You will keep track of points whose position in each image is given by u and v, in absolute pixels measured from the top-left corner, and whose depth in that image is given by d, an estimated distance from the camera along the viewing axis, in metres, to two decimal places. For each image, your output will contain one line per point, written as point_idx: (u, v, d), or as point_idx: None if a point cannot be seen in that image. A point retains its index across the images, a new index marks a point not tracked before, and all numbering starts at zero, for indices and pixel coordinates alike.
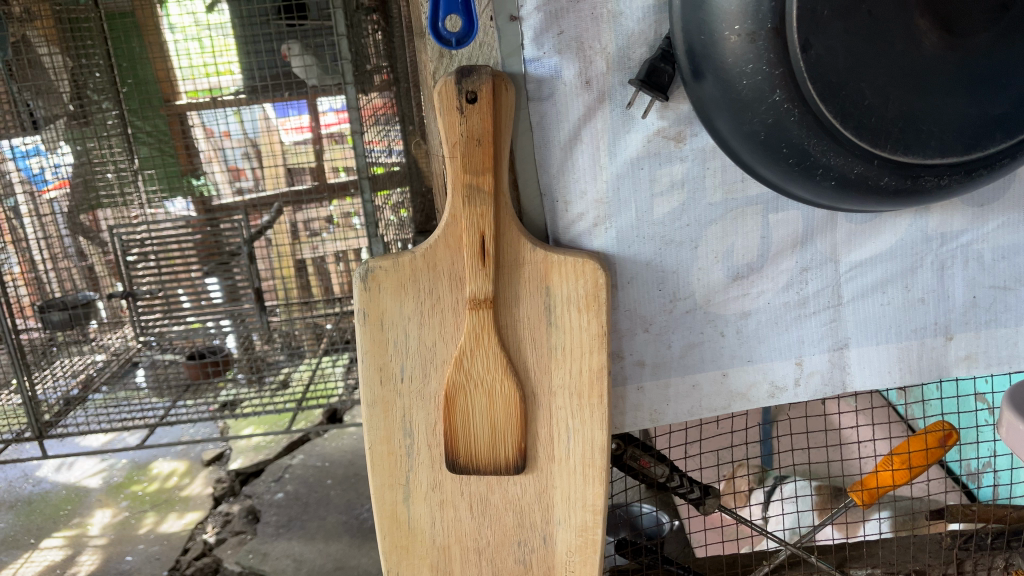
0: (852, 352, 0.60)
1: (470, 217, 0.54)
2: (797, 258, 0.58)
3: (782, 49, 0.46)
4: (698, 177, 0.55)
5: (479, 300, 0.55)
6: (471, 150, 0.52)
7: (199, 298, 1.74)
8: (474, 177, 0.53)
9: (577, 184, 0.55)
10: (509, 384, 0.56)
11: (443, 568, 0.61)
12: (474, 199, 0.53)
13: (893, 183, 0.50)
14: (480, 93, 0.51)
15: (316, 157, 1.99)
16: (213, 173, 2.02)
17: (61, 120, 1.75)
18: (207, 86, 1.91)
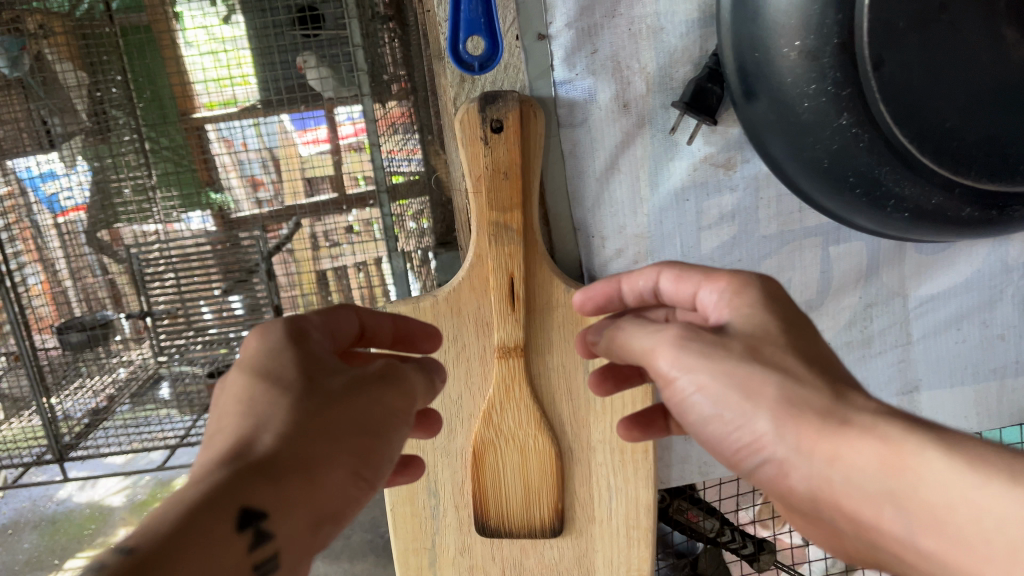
0: (924, 394, 0.55)
1: (498, 258, 0.48)
2: (861, 293, 0.52)
3: (850, 67, 0.41)
4: (751, 209, 0.49)
5: (507, 348, 0.50)
6: (498, 184, 0.47)
7: (223, 310, 1.17)
8: (502, 215, 0.47)
9: (615, 219, 0.50)
10: (545, 439, 0.51)
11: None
12: (503, 238, 0.48)
13: (976, 214, 0.44)
14: (507, 122, 0.46)
15: (335, 171, 1.22)
16: (234, 189, 1.26)
17: (79, 141, 1.14)
18: (219, 101, 1.20)
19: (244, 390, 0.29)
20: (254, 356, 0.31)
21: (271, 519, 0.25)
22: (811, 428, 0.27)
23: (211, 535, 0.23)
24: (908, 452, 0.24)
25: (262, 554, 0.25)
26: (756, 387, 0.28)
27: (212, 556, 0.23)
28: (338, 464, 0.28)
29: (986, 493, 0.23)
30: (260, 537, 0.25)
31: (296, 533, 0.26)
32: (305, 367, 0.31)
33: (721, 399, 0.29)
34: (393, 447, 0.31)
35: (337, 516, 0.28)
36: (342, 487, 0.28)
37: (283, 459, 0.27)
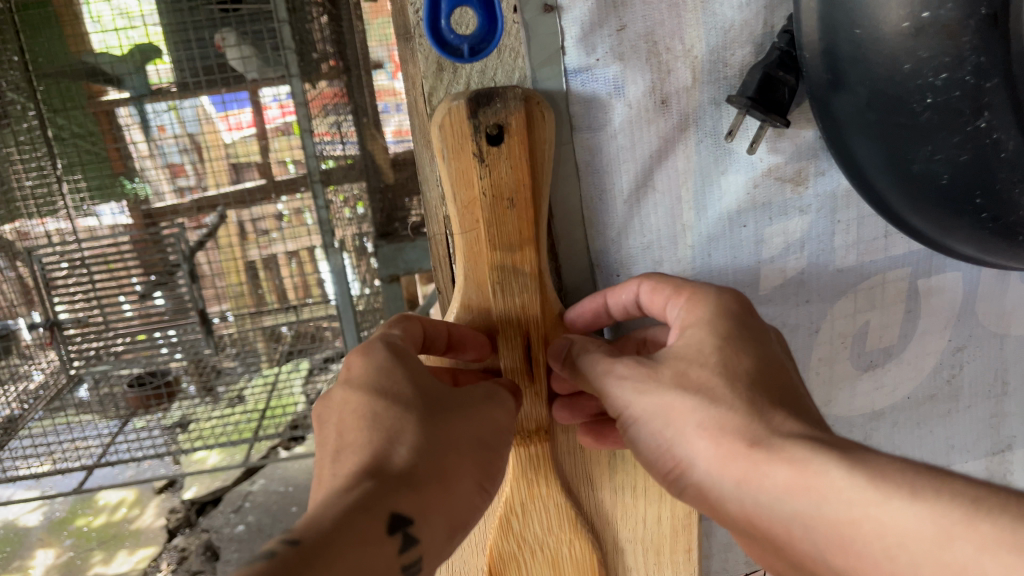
0: (1014, 453, 0.45)
1: (505, 315, 0.35)
2: (951, 336, 0.41)
3: (1000, 46, 0.29)
4: (824, 235, 0.38)
5: (526, 437, 0.36)
6: (501, 215, 0.33)
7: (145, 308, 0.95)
8: (509, 254, 0.34)
9: (648, 252, 0.37)
10: (579, 542, 0.39)
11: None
12: (511, 287, 0.35)
13: None
14: (514, 127, 0.32)
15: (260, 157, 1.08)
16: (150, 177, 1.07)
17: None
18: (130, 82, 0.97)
19: (366, 397, 0.27)
20: (364, 360, 0.28)
21: (415, 525, 0.24)
22: (732, 450, 0.25)
23: (368, 541, 0.22)
24: (813, 468, 0.23)
25: (408, 563, 0.24)
26: (675, 410, 0.27)
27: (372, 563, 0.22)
28: (465, 473, 0.27)
29: (886, 512, 0.21)
30: (406, 541, 0.24)
31: (434, 541, 0.25)
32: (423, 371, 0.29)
33: (648, 427, 0.28)
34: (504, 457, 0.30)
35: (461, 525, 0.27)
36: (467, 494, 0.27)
37: (418, 468, 0.25)
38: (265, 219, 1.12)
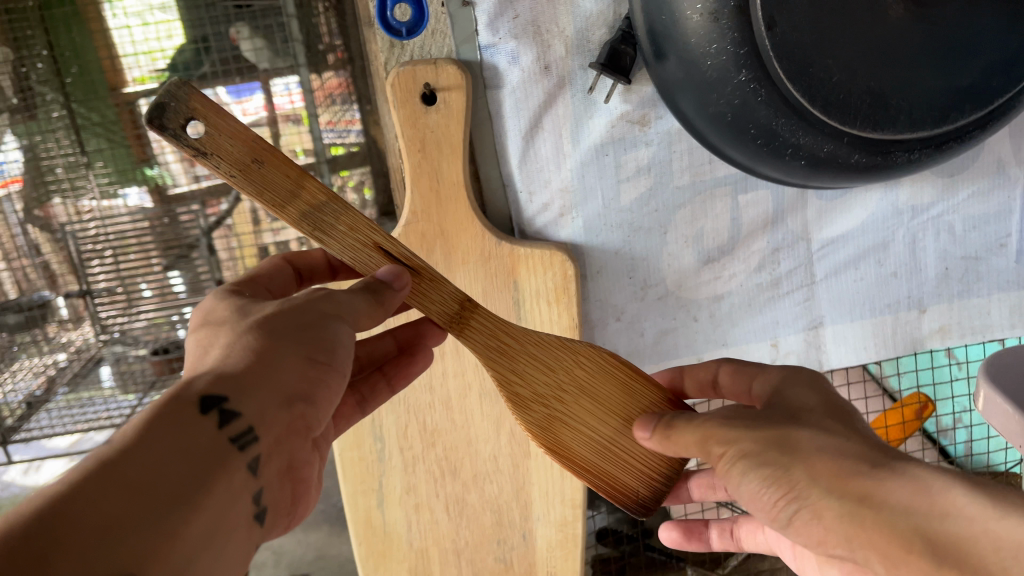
0: (827, 330, 0.60)
1: (352, 251, 0.37)
2: (768, 239, 0.57)
3: (747, 28, 0.44)
4: (664, 162, 0.53)
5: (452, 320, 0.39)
6: (262, 178, 0.34)
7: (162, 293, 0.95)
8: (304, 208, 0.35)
9: (540, 174, 0.53)
10: (593, 361, 0.40)
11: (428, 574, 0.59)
12: (330, 227, 0.36)
13: (863, 159, 0.49)
14: (199, 110, 0.33)
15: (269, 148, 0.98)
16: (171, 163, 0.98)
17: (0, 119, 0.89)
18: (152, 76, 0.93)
19: (201, 331, 0.32)
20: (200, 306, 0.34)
21: (233, 401, 0.28)
22: (853, 473, 0.29)
23: (177, 423, 0.26)
24: (932, 488, 0.27)
25: (236, 434, 0.28)
26: (796, 441, 0.31)
27: (186, 441, 0.26)
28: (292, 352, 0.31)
29: (1002, 525, 0.25)
30: (221, 417, 0.27)
31: (264, 410, 0.29)
32: (251, 305, 0.33)
33: (766, 457, 0.31)
34: (343, 334, 0.33)
35: (303, 395, 0.31)
36: (301, 370, 0.31)
37: (235, 363, 0.29)
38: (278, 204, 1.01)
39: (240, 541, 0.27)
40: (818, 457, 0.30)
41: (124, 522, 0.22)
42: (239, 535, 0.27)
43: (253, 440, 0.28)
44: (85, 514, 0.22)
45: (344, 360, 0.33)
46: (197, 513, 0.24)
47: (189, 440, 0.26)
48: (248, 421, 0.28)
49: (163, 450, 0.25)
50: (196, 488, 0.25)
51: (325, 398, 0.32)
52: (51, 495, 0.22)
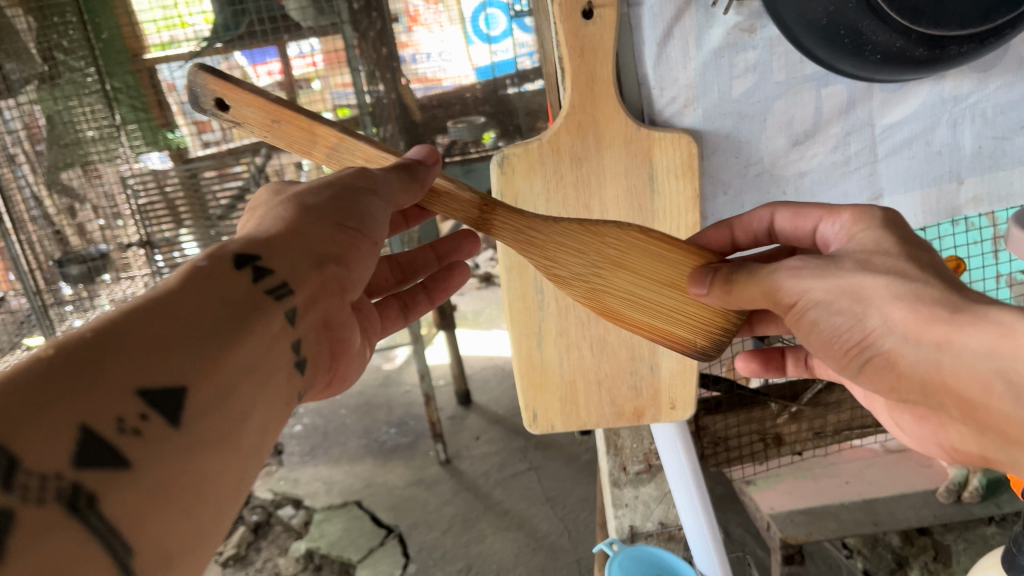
0: (886, 201, 0.75)
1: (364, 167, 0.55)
2: (842, 124, 0.72)
3: None
4: (767, 62, 0.68)
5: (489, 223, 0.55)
6: (281, 131, 0.52)
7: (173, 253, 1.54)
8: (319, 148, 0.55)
9: (671, 73, 0.68)
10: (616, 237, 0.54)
11: (574, 403, 0.76)
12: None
13: (925, 53, 0.64)
14: (220, 91, 0.51)
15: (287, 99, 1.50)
16: (182, 128, 1.49)
17: (35, 86, 1.38)
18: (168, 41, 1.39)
19: (266, 204, 0.48)
20: (272, 191, 0.51)
21: (266, 258, 0.41)
22: (930, 319, 0.40)
23: (219, 274, 0.39)
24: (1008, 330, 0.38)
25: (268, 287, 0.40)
26: (867, 294, 0.43)
27: (230, 287, 0.38)
28: (322, 224, 0.45)
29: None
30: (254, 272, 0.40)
31: (296, 269, 0.42)
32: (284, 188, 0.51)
33: (841, 307, 0.44)
34: (373, 209, 0.48)
35: (332, 260, 0.45)
36: (333, 238, 0.46)
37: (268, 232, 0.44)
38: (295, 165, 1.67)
39: (281, 370, 0.39)
40: (892, 307, 0.42)
41: (175, 339, 0.33)
42: (280, 370, 0.39)
43: (289, 293, 0.41)
44: (140, 331, 0.32)
45: (374, 227, 0.48)
46: (236, 346, 0.36)
47: (229, 288, 0.38)
48: (283, 277, 0.41)
49: (206, 294, 0.37)
50: (234, 328, 0.36)
51: (356, 259, 0.47)
52: (115, 318, 0.32)
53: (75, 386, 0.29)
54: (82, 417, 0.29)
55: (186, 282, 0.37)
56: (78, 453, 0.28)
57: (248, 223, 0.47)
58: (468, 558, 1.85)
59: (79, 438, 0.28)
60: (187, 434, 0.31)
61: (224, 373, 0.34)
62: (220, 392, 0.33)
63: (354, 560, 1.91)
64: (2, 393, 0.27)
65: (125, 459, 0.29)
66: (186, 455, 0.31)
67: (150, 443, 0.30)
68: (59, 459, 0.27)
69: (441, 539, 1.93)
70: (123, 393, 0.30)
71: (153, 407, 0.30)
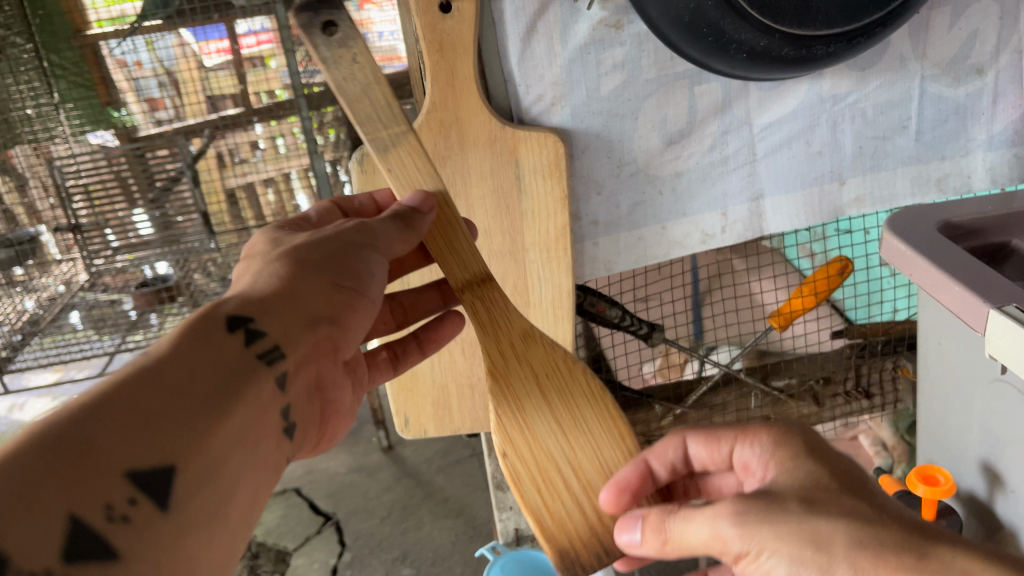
0: (767, 202, 0.74)
1: (404, 176, 0.53)
2: (719, 123, 0.70)
3: None
4: (636, 58, 0.66)
5: (478, 282, 0.54)
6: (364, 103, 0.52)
7: (127, 235, 1.55)
8: (386, 124, 0.53)
9: (536, 70, 0.65)
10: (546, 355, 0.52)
11: (449, 420, 0.74)
12: (396, 147, 0.53)
13: (792, 53, 0.62)
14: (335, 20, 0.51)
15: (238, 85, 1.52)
16: (130, 105, 1.55)
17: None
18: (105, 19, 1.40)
19: (263, 247, 0.49)
20: (261, 239, 0.50)
21: (258, 320, 0.41)
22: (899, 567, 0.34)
23: (207, 335, 0.38)
24: None
25: (260, 352, 0.40)
26: (828, 537, 0.36)
27: (218, 350, 0.38)
28: (318, 284, 0.46)
29: None
30: (244, 335, 0.40)
31: (286, 335, 0.43)
32: (281, 238, 0.50)
33: (805, 558, 0.36)
34: (371, 264, 0.49)
35: (327, 318, 0.46)
36: (326, 297, 0.46)
37: (265, 289, 0.43)
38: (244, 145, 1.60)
39: (266, 440, 0.40)
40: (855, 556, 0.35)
41: (168, 413, 0.33)
42: (264, 439, 0.40)
43: (277, 356, 0.41)
44: (130, 400, 0.32)
45: (372, 285, 0.49)
46: (226, 415, 0.36)
47: (219, 352, 0.38)
48: (273, 339, 0.42)
49: (193, 360, 0.37)
50: (225, 398, 0.36)
51: (350, 318, 0.48)
52: (106, 390, 0.32)
53: (74, 471, 0.29)
54: (73, 506, 0.28)
55: (174, 345, 0.37)
56: (68, 544, 0.27)
57: (240, 276, 0.46)
58: (404, 545, 1.83)
59: (70, 529, 0.28)
60: (173, 516, 0.32)
61: (211, 450, 0.34)
62: (207, 468, 0.34)
63: (290, 548, 1.88)
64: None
65: (112, 549, 0.29)
66: (177, 537, 0.32)
67: (136, 527, 0.30)
68: (52, 553, 0.27)
69: (378, 527, 1.90)
70: (113, 477, 0.30)
71: (142, 489, 0.31)
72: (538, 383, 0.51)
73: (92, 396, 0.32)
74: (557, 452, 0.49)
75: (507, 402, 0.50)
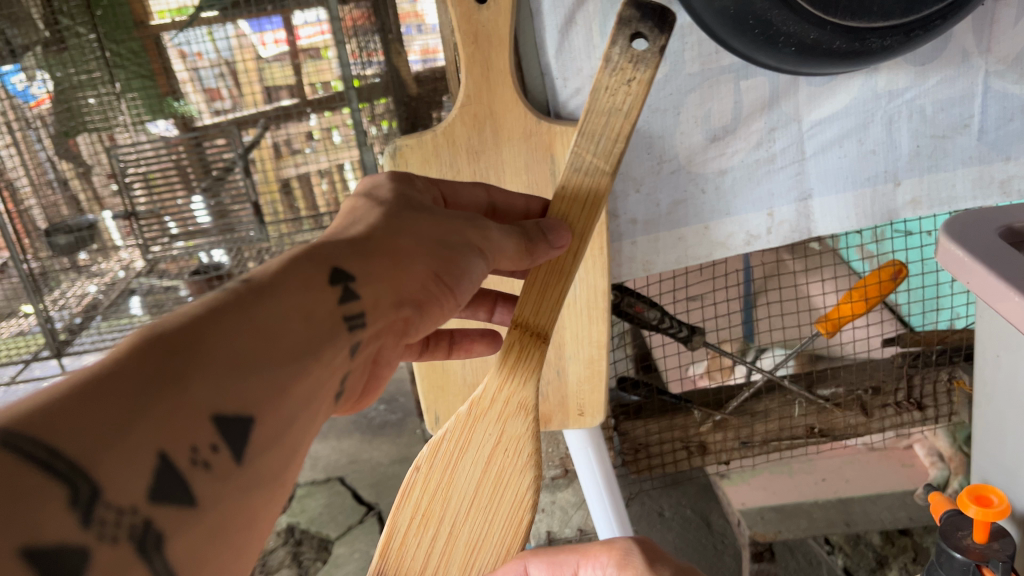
0: (815, 202, 0.70)
1: (565, 202, 0.49)
2: (766, 120, 0.67)
3: None
4: (678, 52, 0.64)
5: (532, 333, 0.51)
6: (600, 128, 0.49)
7: (186, 223, 1.58)
8: (598, 152, 0.49)
9: (574, 63, 0.63)
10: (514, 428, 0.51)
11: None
12: (584, 175, 0.49)
13: (844, 46, 0.59)
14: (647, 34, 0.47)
15: (294, 75, 1.60)
16: (190, 96, 1.60)
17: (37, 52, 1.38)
18: (168, 11, 1.43)
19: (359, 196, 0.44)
20: (381, 185, 0.46)
21: (361, 275, 0.37)
22: None
23: (309, 283, 0.34)
24: None
25: (355, 313, 0.36)
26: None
27: (317, 301, 0.34)
28: (422, 255, 0.40)
29: None
30: (344, 290, 0.35)
31: (378, 302, 0.37)
32: (406, 192, 0.45)
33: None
34: (472, 266, 0.42)
35: (414, 300, 0.40)
36: (426, 275, 0.40)
37: (367, 237, 0.39)
38: (299, 136, 1.66)
39: (330, 410, 0.35)
40: None
41: (260, 361, 0.29)
42: (328, 409, 0.35)
43: (365, 322, 0.36)
44: (224, 338, 0.28)
45: (464, 288, 0.42)
46: (308, 376, 0.31)
47: (320, 303, 0.34)
48: (369, 300, 0.37)
49: (288, 307, 0.32)
50: (312, 359, 0.32)
51: (435, 309, 0.42)
52: (202, 323, 0.28)
53: (167, 405, 0.25)
54: (164, 441, 0.24)
55: (278, 286, 0.33)
56: (154, 485, 0.24)
57: (344, 222, 0.41)
58: None
59: (157, 466, 0.24)
60: (247, 473, 0.28)
61: (291, 409, 0.30)
62: (285, 429, 0.30)
63: (332, 537, 1.88)
64: (79, 404, 0.23)
65: (191, 497, 0.25)
66: (245, 496, 0.28)
67: (216, 478, 0.27)
68: (136, 491, 0.23)
69: None
70: (203, 419, 0.26)
71: (226, 437, 0.27)
72: (491, 454, 0.51)
73: (194, 324, 0.28)
74: (448, 514, 0.51)
75: (455, 438, 0.51)
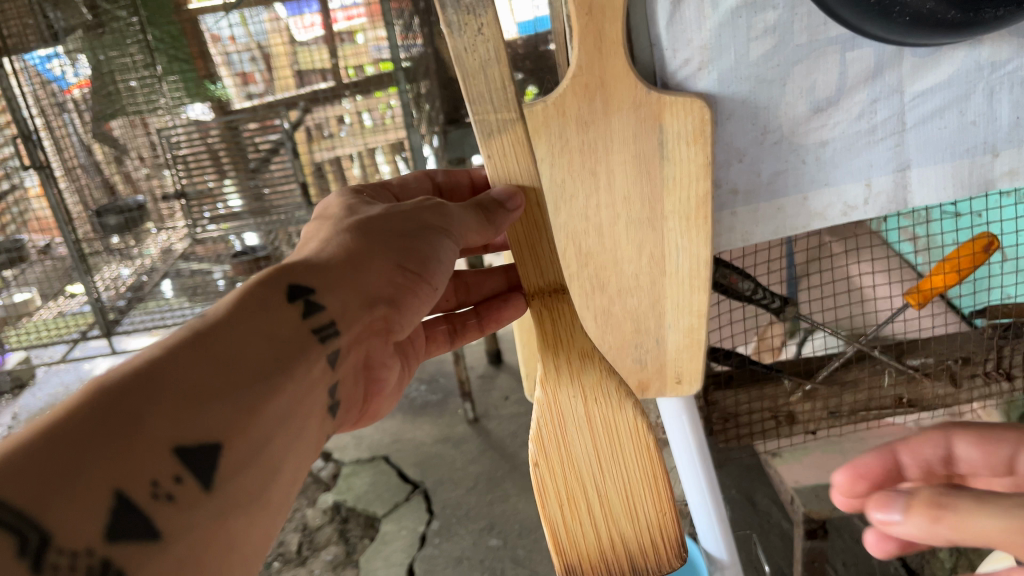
0: (913, 173, 0.71)
1: (500, 163, 0.57)
2: (868, 91, 0.68)
3: None
4: (788, 23, 0.64)
5: (547, 293, 0.60)
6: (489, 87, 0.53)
7: (218, 206, 1.70)
8: (498, 107, 0.54)
9: (685, 33, 0.64)
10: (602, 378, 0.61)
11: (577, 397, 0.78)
12: (500, 133, 0.55)
13: (958, 17, 0.58)
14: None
15: (329, 58, 1.64)
16: (224, 79, 1.63)
17: (79, 34, 1.54)
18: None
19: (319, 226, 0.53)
20: (326, 214, 0.55)
21: (315, 295, 0.45)
22: None
23: (265, 310, 0.42)
24: None
25: (314, 326, 0.44)
26: None
27: (276, 326, 0.42)
28: (384, 265, 0.50)
29: None
30: (300, 309, 0.43)
31: (343, 311, 0.47)
32: (356, 207, 0.55)
33: None
34: (440, 250, 0.54)
35: (384, 300, 0.50)
36: (390, 279, 0.50)
37: (328, 262, 0.48)
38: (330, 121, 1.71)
39: (315, 416, 0.43)
40: None
41: (214, 391, 0.35)
42: (313, 415, 0.43)
43: (333, 332, 0.45)
44: (183, 374, 0.34)
45: (437, 271, 0.54)
46: (279, 390, 0.39)
47: (276, 326, 0.42)
48: (331, 316, 0.45)
49: (253, 332, 0.40)
50: (280, 372, 0.40)
51: (409, 301, 0.52)
52: (168, 359, 0.35)
53: (123, 444, 0.31)
54: (119, 482, 0.30)
55: (232, 317, 0.40)
56: (111, 522, 0.29)
57: (308, 245, 0.51)
58: (491, 516, 1.83)
59: (114, 505, 0.29)
60: (218, 497, 0.34)
61: (262, 423, 0.37)
62: (256, 448, 0.36)
63: (379, 514, 1.90)
64: (48, 444, 0.28)
65: (155, 528, 0.30)
66: (213, 518, 0.33)
67: (183, 505, 0.32)
68: (94, 532, 0.28)
69: (465, 497, 1.91)
70: (163, 451, 0.32)
71: (188, 467, 0.32)
72: (585, 407, 0.61)
73: (142, 368, 0.34)
74: (586, 482, 0.62)
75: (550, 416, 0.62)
